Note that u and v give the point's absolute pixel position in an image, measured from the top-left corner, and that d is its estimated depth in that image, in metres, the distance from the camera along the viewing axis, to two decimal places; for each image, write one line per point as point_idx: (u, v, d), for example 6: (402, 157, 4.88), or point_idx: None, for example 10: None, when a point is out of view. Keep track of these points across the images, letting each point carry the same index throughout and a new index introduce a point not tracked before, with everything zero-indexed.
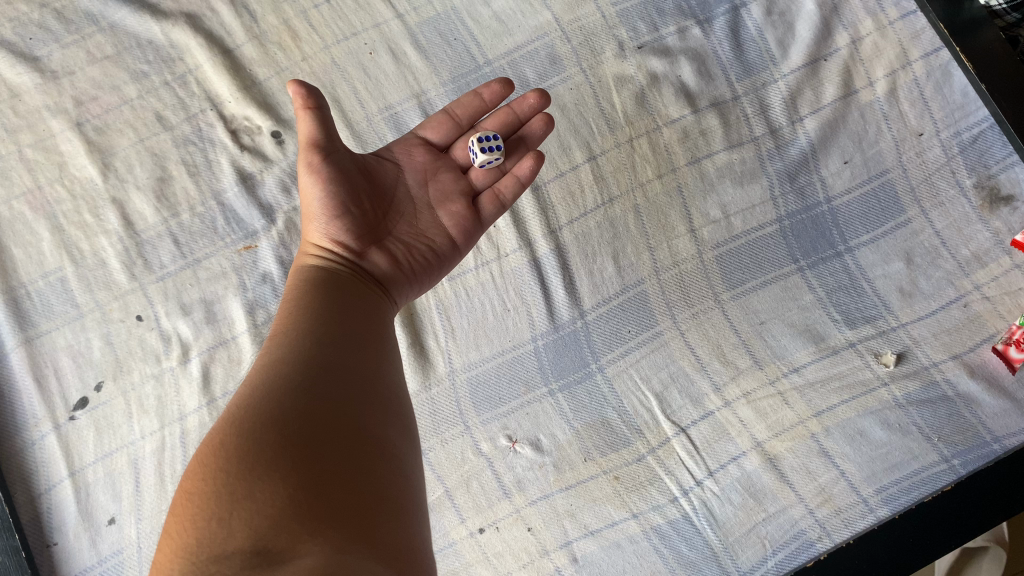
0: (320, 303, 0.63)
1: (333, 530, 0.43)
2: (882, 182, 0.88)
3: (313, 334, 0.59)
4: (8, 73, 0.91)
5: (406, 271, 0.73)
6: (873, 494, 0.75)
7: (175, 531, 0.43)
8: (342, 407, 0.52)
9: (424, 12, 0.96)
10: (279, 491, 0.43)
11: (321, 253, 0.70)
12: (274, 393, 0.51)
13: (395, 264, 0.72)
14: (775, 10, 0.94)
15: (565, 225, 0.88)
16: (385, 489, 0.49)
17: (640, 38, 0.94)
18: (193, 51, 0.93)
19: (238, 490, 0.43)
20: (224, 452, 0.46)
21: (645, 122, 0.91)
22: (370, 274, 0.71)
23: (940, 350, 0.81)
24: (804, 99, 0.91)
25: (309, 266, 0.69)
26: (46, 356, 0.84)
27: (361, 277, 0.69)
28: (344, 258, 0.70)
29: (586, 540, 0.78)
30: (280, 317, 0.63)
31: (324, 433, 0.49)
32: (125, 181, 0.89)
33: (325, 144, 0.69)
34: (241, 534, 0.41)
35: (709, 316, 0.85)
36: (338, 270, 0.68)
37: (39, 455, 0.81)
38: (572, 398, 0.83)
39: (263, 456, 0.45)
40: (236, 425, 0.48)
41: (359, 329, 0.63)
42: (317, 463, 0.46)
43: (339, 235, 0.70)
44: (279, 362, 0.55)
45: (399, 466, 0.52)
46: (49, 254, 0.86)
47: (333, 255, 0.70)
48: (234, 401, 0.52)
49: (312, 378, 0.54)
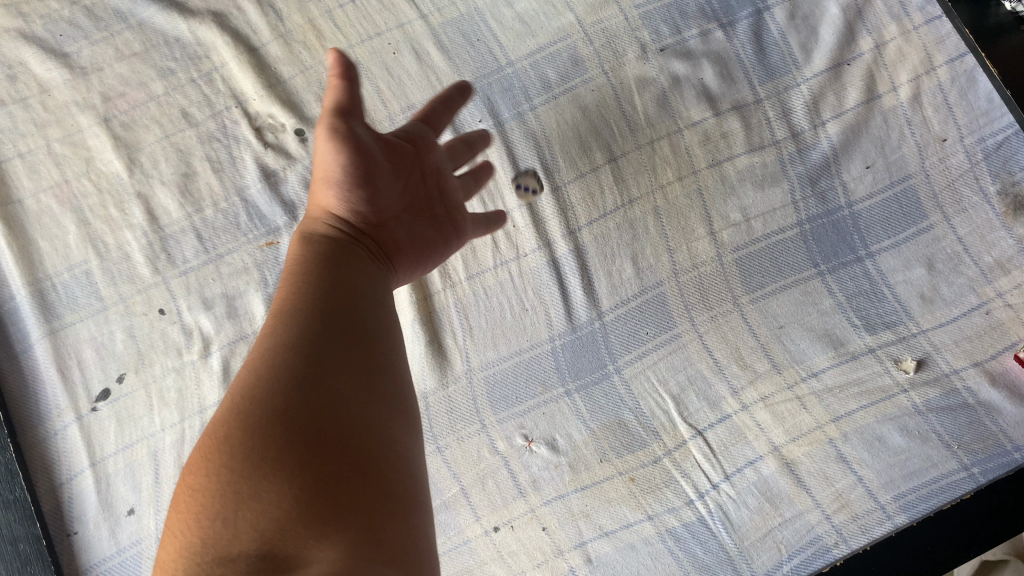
0: (328, 282, 0.60)
1: (336, 531, 0.45)
2: (905, 187, 0.88)
3: (320, 314, 0.57)
4: (39, 69, 0.92)
5: (415, 249, 0.70)
6: (891, 500, 0.76)
7: (181, 527, 0.45)
8: (350, 395, 0.52)
9: (447, 12, 0.96)
10: (284, 492, 0.45)
11: (333, 219, 0.66)
12: (281, 380, 0.51)
13: (408, 237, 0.69)
14: (798, 14, 0.93)
15: (585, 225, 0.88)
16: (390, 475, 0.50)
17: (662, 41, 0.93)
18: (218, 49, 0.94)
19: (243, 491, 0.45)
20: (229, 447, 0.47)
21: (667, 124, 0.91)
22: (380, 248, 0.67)
23: (961, 358, 0.81)
24: (827, 103, 0.91)
25: (315, 237, 0.65)
26: (69, 347, 0.85)
27: (366, 250, 0.65)
28: (350, 230, 0.65)
29: (600, 541, 0.78)
30: (284, 294, 0.59)
31: (331, 425, 0.49)
32: (151, 177, 0.90)
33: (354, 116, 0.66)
34: (247, 536, 0.44)
35: (728, 319, 0.85)
36: (347, 242, 0.64)
37: (61, 445, 0.82)
38: (588, 399, 0.83)
39: (270, 454, 0.46)
40: (243, 415, 0.48)
41: (368, 308, 0.61)
42: (323, 458, 0.47)
43: (351, 206, 0.66)
44: (285, 344, 0.54)
45: (405, 452, 0.53)
46: (74, 247, 0.87)
47: (342, 227, 0.65)
48: (240, 385, 0.52)
49: (320, 365, 0.53)
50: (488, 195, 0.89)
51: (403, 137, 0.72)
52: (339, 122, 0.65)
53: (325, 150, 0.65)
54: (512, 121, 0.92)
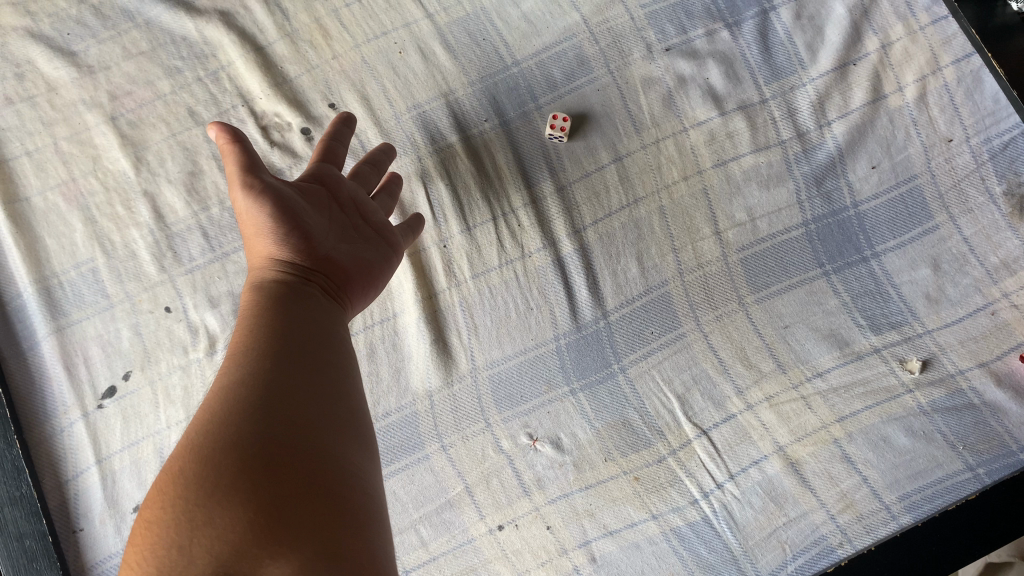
0: (279, 319, 0.57)
1: (297, 548, 0.41)
2: (911, 187, 0.87)
3: (274, 351, 0.53)
4: (47, 67, 0.93)
5: (364, 280, 0.67)
6: (896, 500, 0.76)
7: (133, 564, 0.40)
8: (308, 427, 0.48)
9: (454, 12, 0.96)
10: (240, 516, 0.41)
11: (274, 265, 0.62)
12: (233, 416, 0.47)
13: (353, 264, 0.67)
14: (804, 14, 0.93)
15: (589, 225, 0.89)
16: (352, 500, 0.47)
17: (668, 40, 0.94)
18: (226, 48, 0.94)
19: (198, 517, 0.41)
20: (182, 478, 0.43)
21: (672, 124, 0.91)
22: (331, 283, 0.64)
23: (966, 358, 0.81)
24: (832, 103, 0.91)
25: (266, 282, 0.61)
26: (76, 344, 0.85)
27: (316, 286, 0.62)
28: (296, 269, 0.62)
29: (605, 540, 0.78)
30: (238, 339, 0.55)
31: (285, 454, 0.45)
32: (157, 175, 0.90)
33: (261, 169, 0.64)
34: (203, 561, 0.39)
35: (733, 319, 0.85)
36: (294, 281, 0.61)
37: (67, 442, 0.82)
38: (593, 398, 0.83)
39: (223, 480, 0.43)
40: (195, 449, 0.45)
41: (324, 343, 0.57)
42: (278, 485, 0.44)
43: (289, 247, 0.62)
44: (236, 381, 0.50)
45: (369, 485, 0.49)
46: (81, 245, 0.88)
47: (290, 267, 0.62)
48: (192, 426, 0.48)
49: (276, 400, 0.49)
50: (493, 194, 0.89)
51: (314, 180, 0.69)
52: (250, 178, 0.63)
53: (246, 207, 0.62)
54: (518, 120, 0.92)
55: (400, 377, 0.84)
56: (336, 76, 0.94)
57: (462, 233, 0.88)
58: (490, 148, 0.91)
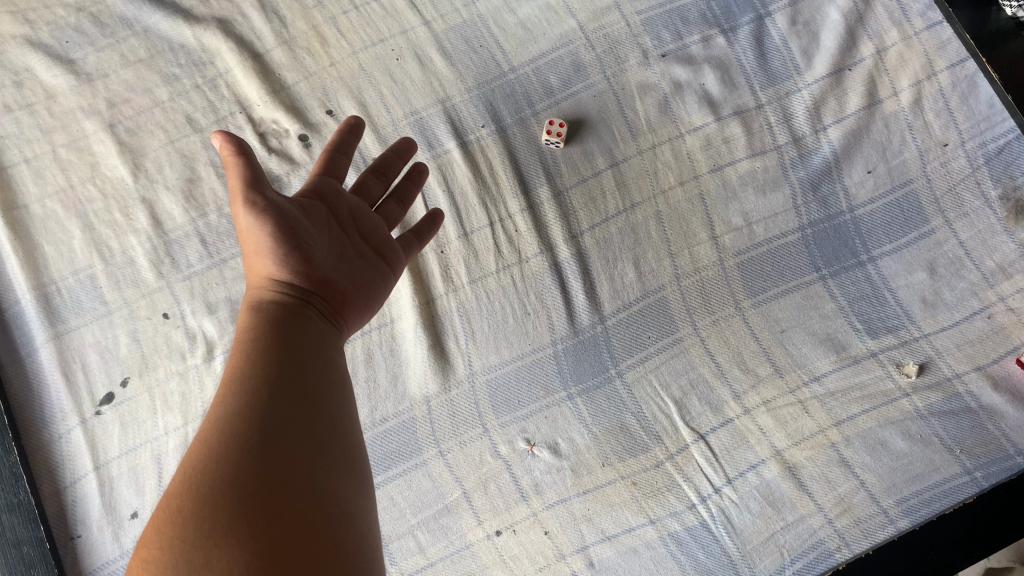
0: (277, 344, 0.55)
1: None
2: (907, 192, 0.88)
3: (271, 379, 0.52)
4: (45, 75, 0.93)
5: (362, 301, 0.66)
6: (893, 504, 0.76)
7: None
8: (306, 460, 0.47)
9: (450, 19, 0.97)
10: (237, 558, 0.41)
11: (274, 289, 0.60)
12: (231, 452, 0.46)
13: (351, 284, 0.65)
14: (799, 20, 0.94)
15: (586, 230, 0.89)
16: (349, 540, 0.46)
17: (663, 47, 0.94)
18: (224, 55, 0.95)
19: (196, 561, 0.40)
20: (179, 517, 0.42)
21: (668, 129, 0.91)
22: (329, 305, 0.62)
23: (963, 361, 0.81)
24: (828, 109, 0.91)
25: (264, 304, 0.59)
26: (74, 351, 0.85)
27: (315, 312, 0.60)
28: (296, 293, 0.60)
29: (603, 545, 0.78)
30: (234, 365, 0.54)
31: (285, 493, 0.44)
32: (155, 182, 0.90)
33: (265, 182, 0.61)
34: None
35: (730, 323, 0.85)
36: (292, 305, 0.59)
37: (64, 448, 0.82)
38: (590, 403, 0.83)
39: (220, 521, 0.42)
40: (192, 486, 0.44)
41: (323, 370, 0.56)
42: (278, 525, 0.43)
43: (292, 269, 0.60)
44: (235, 414, 0.49)
45: (367, 518, 0.49)
46: (80, 252, 0.88)
47: (290, 291, 0.60)
48: (188, 459, 0.46)
49: (274, 433, 0.48)
50: (490, 199, 0.90)
51: (316, 195, 0.66)
52: (253, 195, 0.59)
53: (247, 223, 0.60)
54: (515, 126, 0.93)
55: (397, 382, 0.84)
56: (333, 83, 0.94)
57: (459, 238, 0.88)
58: (487, 154, 0.92)
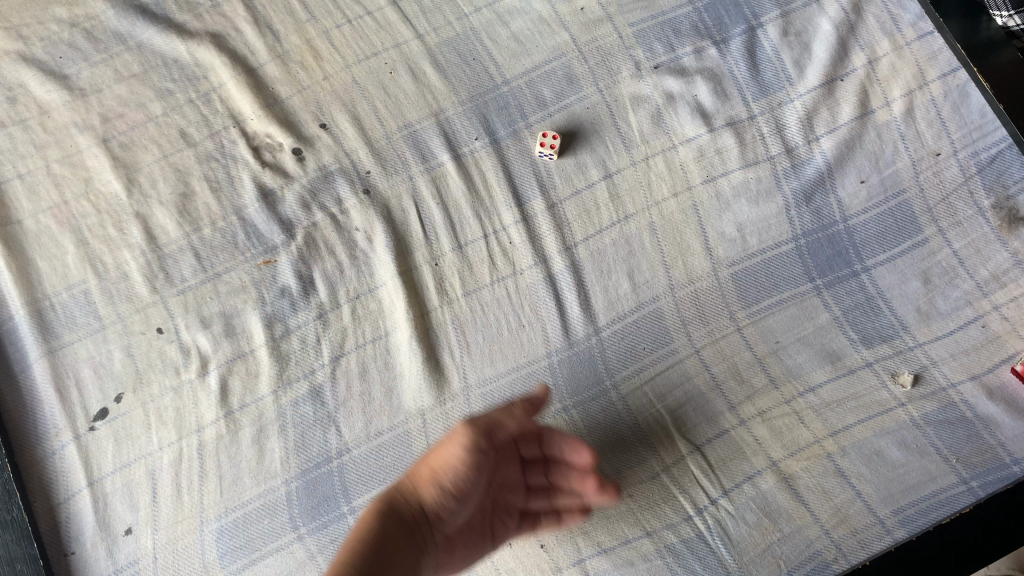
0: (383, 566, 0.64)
1: None
2: (900, 201, 0.88)
3: None
4: (39, 91, 0.94)
5: (465, 558, 0.72)
6: (890, 515, 0.75)
7: None
8: None
9: (444, 32, 0.97)
10: None
11: (410, 507, 0.70)
12: None
13: (464, 563, 0.72)
14: (791, 31, 0.95)
15: (580, 241, 0.89)
16: None
17: (656, 59, 0.95)
18: (217, 70, 0.95)
19: None
20: None
21: (661, 141, 0.92)
22: (441, 548, 0.70)
23: (958, 371, 0.81)
24: (820, 119, 0.91)
25: (395, 513, 0.69)
26: (67, 367, 0.85)
27: (426, 546, 0.69)
28: (422, 524, 0.69)
29: (598, 558, 0.77)
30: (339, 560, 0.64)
31: None
32: (149, 197, 0.90)
33: (475, 441, 0.72)
34: None
35: (725, 334, 0.85)
36: (411, 531, 0.68)
37: (59, 464, 0.82)
38: (586, 415, 0.83)
39: None
40: None
41: None
42: None
43: (437, 507, 0.70)
44: None
45: None
46: (73, 267, 0.88)
47: (421, 518, 0.70)
48: None
49: None
50: (485, 211, 0.90)
51: (494, 444, 0.75)
52: (466, 427, 0.73)
53: (453, 454, 0.72)
54: (508, 138, 0.93)
55: (392, 396, 0.84)
56: (327, 97, 0.94)
57: (454, 251, 0.89)
58: (480, 166, 0.92)
